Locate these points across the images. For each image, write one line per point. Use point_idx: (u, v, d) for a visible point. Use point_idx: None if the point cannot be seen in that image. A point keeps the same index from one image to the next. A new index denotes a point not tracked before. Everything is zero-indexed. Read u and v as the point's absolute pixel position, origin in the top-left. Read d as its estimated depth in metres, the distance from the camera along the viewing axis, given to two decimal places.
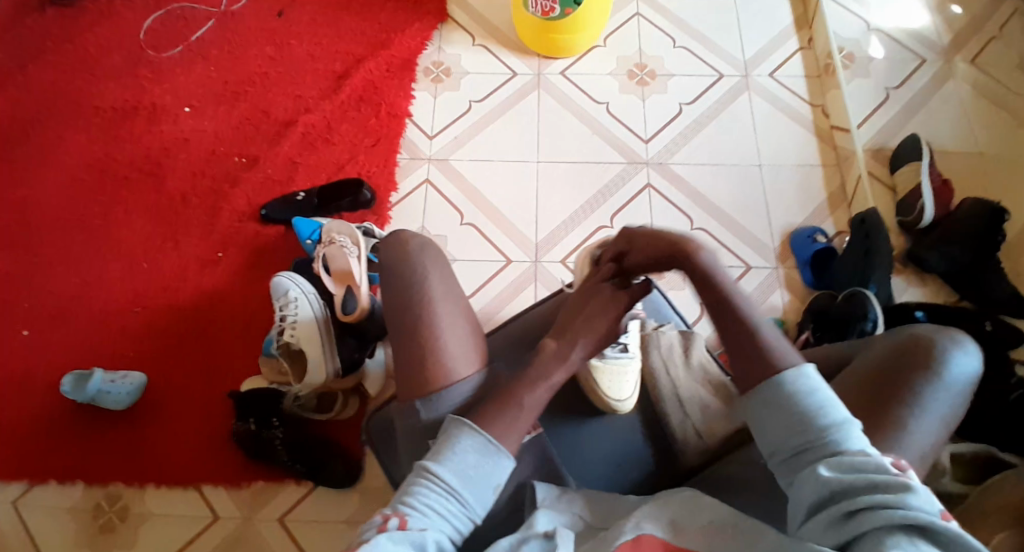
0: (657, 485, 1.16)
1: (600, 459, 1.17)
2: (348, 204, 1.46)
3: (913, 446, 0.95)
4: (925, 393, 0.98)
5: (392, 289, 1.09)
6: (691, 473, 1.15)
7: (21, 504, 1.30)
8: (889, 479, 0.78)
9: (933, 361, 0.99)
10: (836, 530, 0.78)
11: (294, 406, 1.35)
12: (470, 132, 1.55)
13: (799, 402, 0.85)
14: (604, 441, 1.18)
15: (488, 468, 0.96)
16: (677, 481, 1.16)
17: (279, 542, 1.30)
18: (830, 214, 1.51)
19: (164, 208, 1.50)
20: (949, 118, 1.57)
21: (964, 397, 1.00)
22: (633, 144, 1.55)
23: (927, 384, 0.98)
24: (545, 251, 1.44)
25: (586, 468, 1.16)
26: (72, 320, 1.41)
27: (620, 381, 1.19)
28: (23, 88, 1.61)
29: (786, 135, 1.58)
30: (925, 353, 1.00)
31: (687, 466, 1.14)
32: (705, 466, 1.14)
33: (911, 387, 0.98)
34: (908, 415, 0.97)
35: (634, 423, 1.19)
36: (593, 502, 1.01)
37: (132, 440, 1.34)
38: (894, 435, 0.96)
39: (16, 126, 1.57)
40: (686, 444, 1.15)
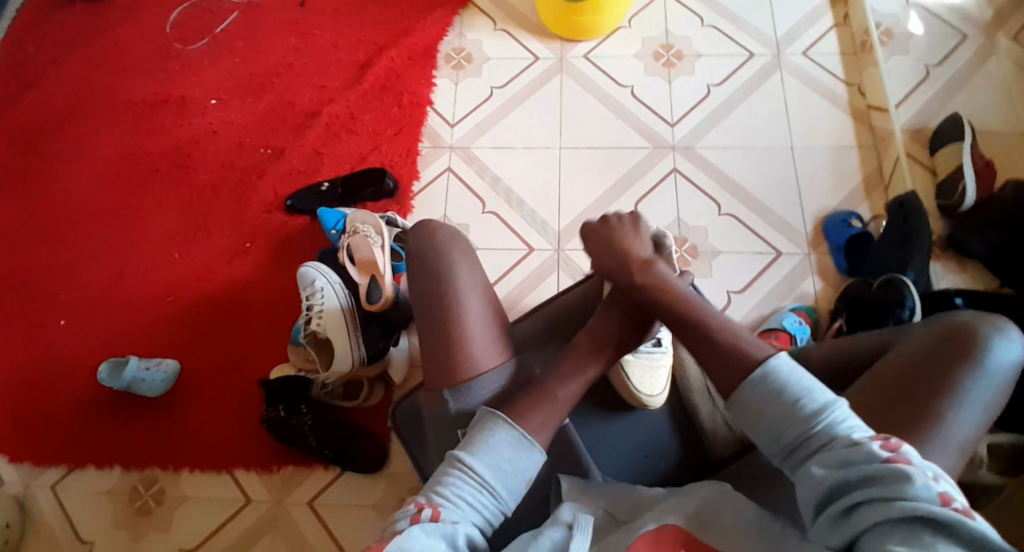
0: (683, 476, 1.15)
1: (626, 450, 1.18)
2: (371, 194, 1.47)
3: (951, 440, 0.94)
4: (966, 383, 0.96)
5: (423, 283, 1.13)
6: (722, 464, 1.13)
7: (60, 488, 1.36)
8: (879, 469, 0.77)
9: (976, 351, 0.98)
10: (840, 527, 0.78)
11: (322, 393, 1.37)
12: (492, 119, 1.54)
13: (779, 401, 0.85)
14: (631, 434, 1.19)
15: (522, 463, 0.96)
16: (704, 473, 1.14)
17: (309, 525, 1.33)
18: (866, 198, 1.47)
19: (195, 199, 1.53)
20: (992, 96, 1.50)
21: (1006, 386, 0.98)
22: (659, 129, 1.52)
23: (967, 375, 0.97)
24: (567, 239, 1.43)
25: (609, 460, 1.17)
26: (107, 309, 1.46)
27: (651, 377, 1.23)
28: (58, 84, 1.65)
29: (819, 116, 1.53)
30: (965, 342, 0.99)
31: (717, 457, 1.13)
32: (739, 455, 1.12)
33: (951, 377, 0.97)
34: (947, 407, 0.95)
35: (660, 414, 1.20)
36: (620, 497, 0.99)
37: (166, 427, 1.39)
38: (932, 427, 0.94)
39: (52, 122, 1.61)
40: (715, 435, 1.14)
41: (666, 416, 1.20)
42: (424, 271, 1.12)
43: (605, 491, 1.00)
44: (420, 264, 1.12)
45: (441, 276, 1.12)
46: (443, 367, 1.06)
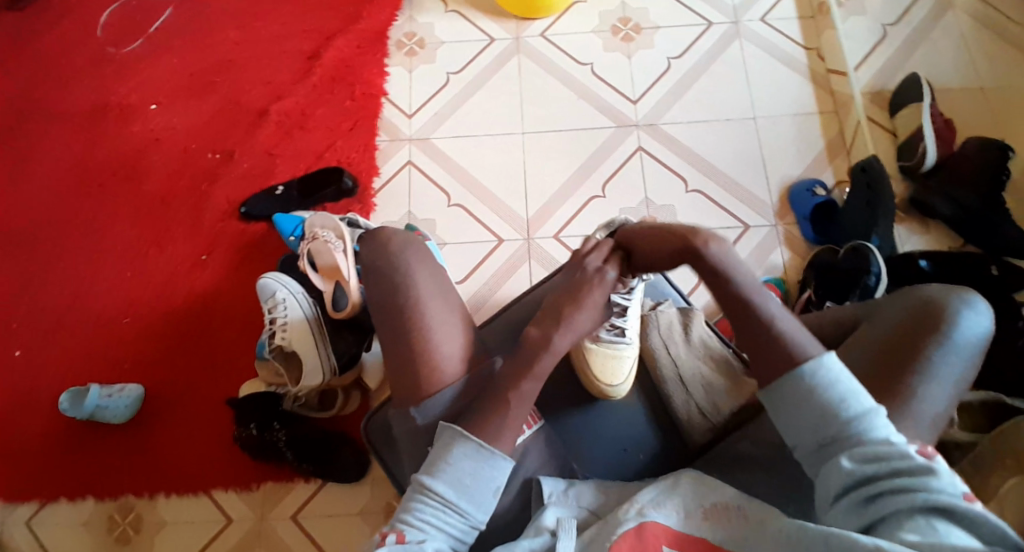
0: (665, 466, 1.14)
1: (605, 447, 1.15)
2: (331, 194, 1.41)
3: (923, 416, 0.94)
4: (935, 359, 0.96)
5: (378, 290, 1.06)
6: (702, 452, 1.13)
7: (34, 523, 1.30)
8: (912, 465, 0.80)
9: (947, 327, 0.97)
10: (859, 512, 0.82)
11: (295, 406, 1.33)
12: (451, 107, 1.48)
13: (822, 399, 0.86)
14: (606, 428, 1.17)
15: (484, 474, 0.95)
16: (687, 460, 1.14)
17: (295, 539, 1.30)
18: (830, 163, 1.46)
19: (144, 212, 1.45)
20: (948, 51, 1.50)
21: (976, 358, 0.97)
22: (622, 106, 1.48)
23: (936, 350, 0.96)
24: (537, 227, 1.40)
25: (591, 458, 1.14)
26: (63, 334, 1.38)
27: (613, 364, 1.19)
28: None
29: (782, 84, 1.51)
30: (934, 316, 0.98)
31: (696, 446, 1.13)
32: (714, 442, 1.12)
33: (921, 353, 0.96)
34: (917, 384, 0.95)
35: (636, 405, 1.19)
36: (595, 492, 0.99)
37: (139, 453, 1.33)
38: (905, 406, 0.94)
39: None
40: (690, 425, 1.13)
41: (640, 404, 1.19)
42: (380, 279, 1.05)
43: (588, 489, 1.00)
44: (376, 273, 1.04)
45: (398, 283, 1.05)
46: (407, 382, 1.03)
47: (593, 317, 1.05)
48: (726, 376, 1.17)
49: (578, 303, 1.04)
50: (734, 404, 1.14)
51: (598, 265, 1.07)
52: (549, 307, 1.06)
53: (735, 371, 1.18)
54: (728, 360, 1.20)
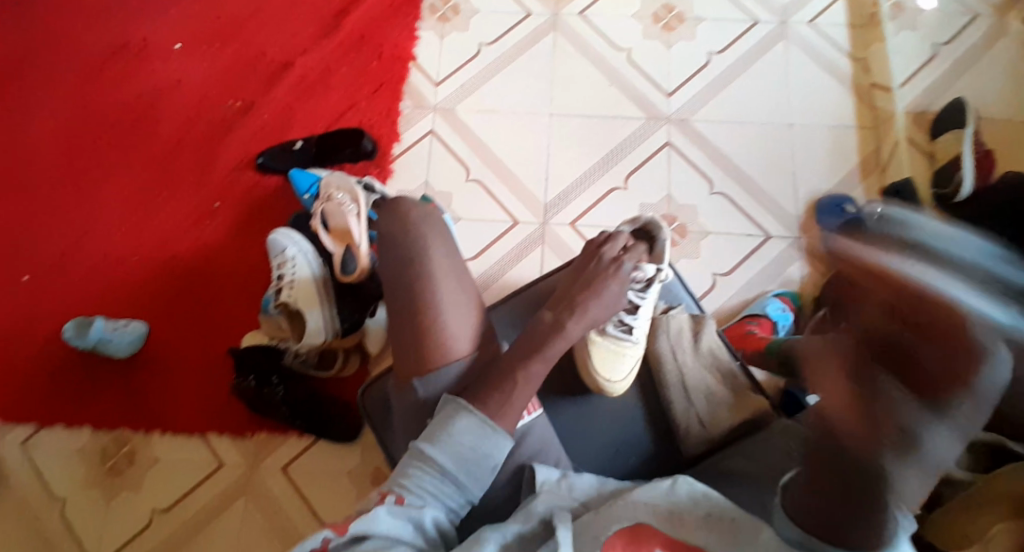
0: (656, 470, 1.14)
1: (598, 441, 1.15)
2: (349, 154, 1.41)
3: None
4: None
5: (390, 264, 1.05)
6: (694, 462, 1.14)
7: (29, 447, 1.33)
8: None
9: None
10: None
11: (296, 361, 1.34)
12: (478, 79, 1.47)
13: None
14: (602, 424, 1.16)
15: (484, 451, 0.96)
16: (679, 468, 1.14)
17: (284, 492, 1.33)
18: (861, 182, 1.42)
19: (158, 153, 1.47)
20: (993, 80, 1.46)
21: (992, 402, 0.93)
22: (654, 98, 1.46)
23: None
24: (553, 214, 1.38)
25: (581, 449, 1.14)
26: (74, 264, 1.41)
27: (615, 360, 1.17)
28: (9, 21, 1.54)
29: (820, 93, 1.47)
30: None
31: (688, 456, 1.13)
32: (708, 454, 1.13)
33: None
34: None
35: (633, 404, 1.17)
36: (592, 487, 0.97)
37: (137, 389, 1.36)
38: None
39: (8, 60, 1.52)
40: (688, 433, 1.13)
41: (637, 403, 1.18)
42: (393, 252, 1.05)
43: (583, 481, 0.97)
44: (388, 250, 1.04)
45: (410, 257, 1.04)
46: (412, 356, 1.03)
47: (607, 309, 1.10)
48: (730, 391, 1.17)
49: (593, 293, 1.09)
50: (735, 419, 1.15)
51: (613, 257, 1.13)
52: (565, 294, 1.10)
53: (740, 385, 1.18)
54: (733, 373, 1.19)
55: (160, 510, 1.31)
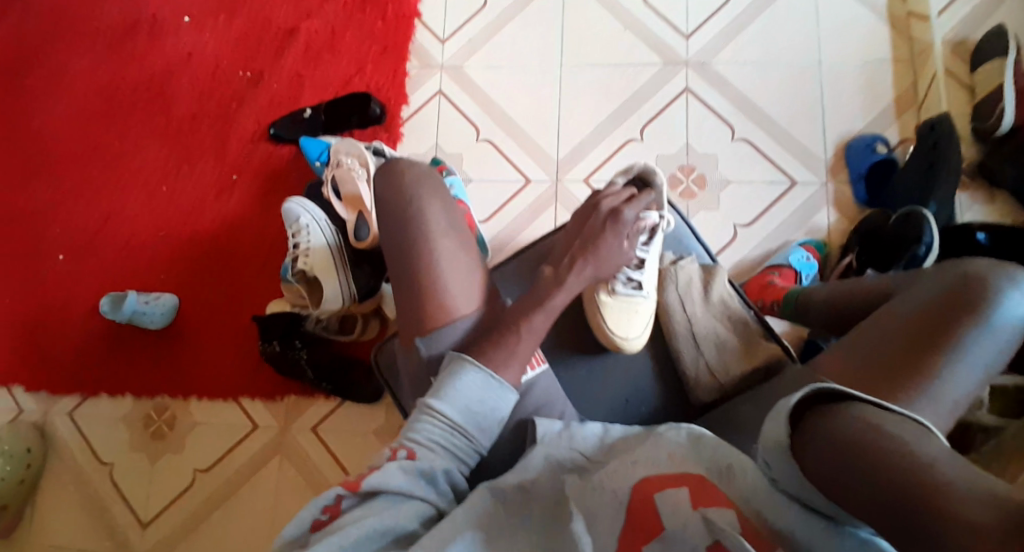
0: (666, 420, 1.14)
1: (607, 397, 1.14)
2: (357, 121, 1.42)
3: (943, 398, 0.86)
4: (966, 339, 0.88)
5: (390, 226, 1.06)
6: (705, 410, 1.12)
7: (77, 415, 1.42)
8: None
9: (982, 303, 0.88)
10: None
11: (317, 327, 1.37)
12: (486, 33, 1.46)
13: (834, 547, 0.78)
14: (610, 381, 1.15)
15: (490, 402, 0.98)
16: (689, 418, 1.14)
17: (315, 451, 1.38)
18: (895, 120, 1.35)
19: (179, 127, 1.50)
20: None
21: (1013, 343, 0.89)
22: (671, 42, 1.42)
23: (969, 329, 0.88)
24: (566, 169, 1.37)
25: (590, 407, 1.13)
26: (105, 240, 1.47)
27: (629, 318, 1.17)
28: (29, 6, 1.59)
29: (848, 27, 1.39)
30: (976, 292, 0.89)
31: (699, 403, 1.12)
32: (719, 402, 1.11)
33: (951, 331, 0.88)
34: (942, 363, 0.87)
35: (644, 361, 1.17)
36: (596, 438, 0.97)
37: (171, 359, 1.42)
38: (921, 381, 0.87)
39: (31, 45, 1.57)
40: (697, 382, 1.12)
41: (649, 360, 1.17)
42: (391, 214, 1.05)
43: (586, 431, 0.98)
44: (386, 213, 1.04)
45: (407, 218, 1.05)
46: (416, 317, 1.04)
47: (609, 262, 1.12)
48: (741, 339, 1.15)
49: (592, 248, 1.11)
50: (748, 366, 1.12)
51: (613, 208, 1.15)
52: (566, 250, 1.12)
53: (751, 332, 1.16)
54: (746, 321, 1.17)
55: (201, 470, 1.38)
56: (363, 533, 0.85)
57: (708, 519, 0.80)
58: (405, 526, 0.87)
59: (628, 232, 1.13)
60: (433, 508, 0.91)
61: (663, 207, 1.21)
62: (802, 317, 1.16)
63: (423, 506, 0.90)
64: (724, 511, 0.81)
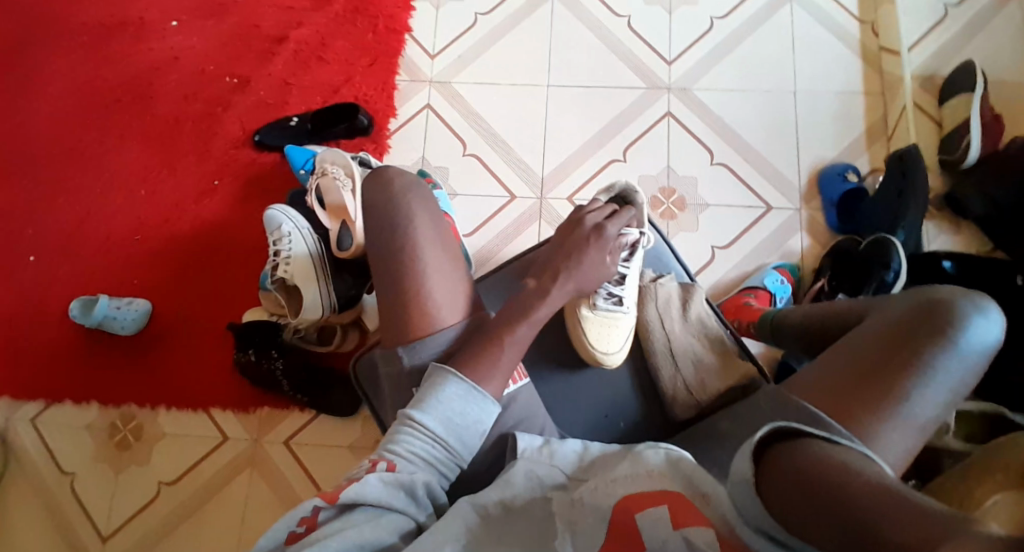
0: (645, 434, 1.14)
1: (587, 408, 1.15)
2: (344, 130, 1.43)
3: (913, 419, 0.89)
4: (936, 362, 0.90)
5: (377, 234, 1.06)
6: (683, 427, 1.13)
7: (40, 422, 1.37)
8: None
9: (951, 328, 0.91)
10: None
11: (295, 337, 1.35)
12: (475, 50, 1.49)
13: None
14: (592, 392, 1.17)
15: (472, 415, 0.98)
16: (666, 433, 1.14)
17: (287, 464, 1.35)
18: (867, 149, 1.40)
19: (160, 131, 1.48)
20: (1002, 43, 1.42)
21: (978, 368, 0.92)
22: (655, 66, 1.46)
23: (938, 353, 0.91)
24: (551, 186, 1.40)
25: (572, 418, 1.15)
26: (77, 243, 1.44)
27: (608, 333, 1.19)
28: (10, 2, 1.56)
29: (823, 58, 1.45)
30: (945, 317, 0.92)
31: (678, 420, 1.13)
32: (696, 420, 1.12)
33: (922, 355, 0.91)
34: (913, 385, 0.90)
35: (624, 376, 1.18)
36: (575, 456, 0.97)
37: (141, 366, 1.39)
38: (894, 401, 0.89)
39: (9, 41, 1.54)
40: (675, 400, 1.13)
41: (628, 376, 1.18)
42: (380, 221, 1.05)
43: (566, 448, 0.98)
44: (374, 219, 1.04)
45: (396, 225, 1.05)
46: (400, 324, 1.04)
47: (591, 276, 1.13)
48: (719, 356, 1.16)
49: (576, 261, 1.12)
50: (724, 384, 1.14)
51: (596, 223, 1.17)
52: (548, 261, 1.13)
53: (729, 351, 1.17)
54: (724, 340, 1.19)
55: (166, 482, 1.34)
56: (340, 545, 0.83)
57: (688, 539, 0.81)
58: (384, 539, 0.86)
59: (611, 248, 1.16)
60: (412, 522, 0.90)
61: (642, 224, 1.23)
62: (777, 338, 1.18)
63: (402, 519, 0.89)
64: (705, 530, 0.81)
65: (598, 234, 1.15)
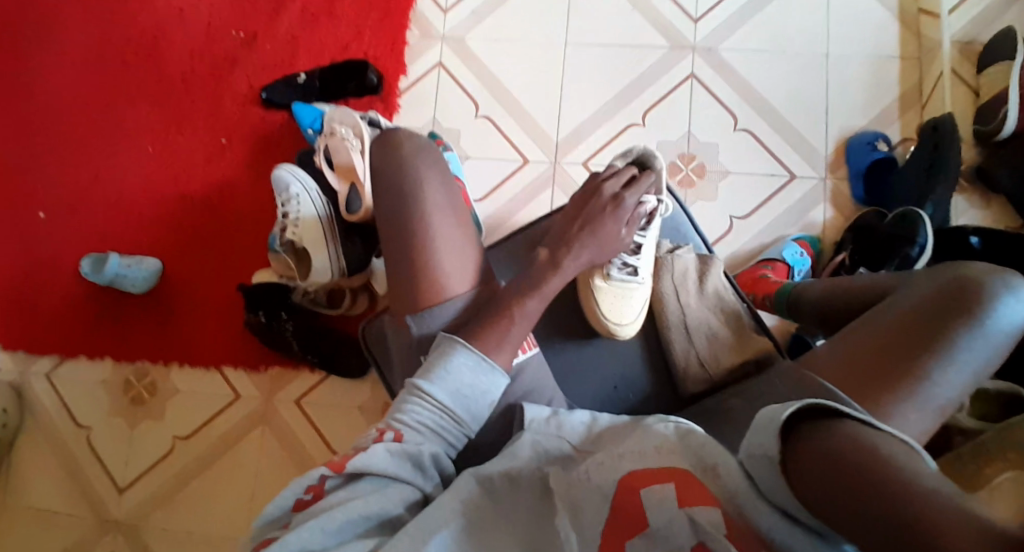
0: (653, 409, 1.12)
1: (594, 383, 1.13)
2: (354, 88, 1.39)
3: (934, 398, 0.86)
4: (959, 341, 0.87)
5: (387, 198, 1.03)
6: (692, 401, 1.11)
7: (55, 376, 1.39)
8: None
9: (978, 307, 0.88)
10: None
11: (304, 299, 1.35)
12: (489, 5, 1.42)
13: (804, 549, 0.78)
14: (601, 364, 1.14)
15: (481, 385, 0.95)
16: (675, 408, 1.12)
17: (298, 423, 1.36)
18: (899, 117, 1.33)
19: (167, 84, 1.45)
20: None
21: (1005, 348, 0.89)
22: (679, 25, 1.39)
23: (963, 331, 0.87)
24: (565, 152, 1.36)
25: (578, 391, 1.13)
26: (88, 198, 1.43)
27: (621, 305, 1.15)
28: None
29: (860, 19, 1.37)
30: (973, 295, 0.89)
31: (687, 394, 1.10)
32: (707, 394, 1.10)
33: (945, 333, 0.88)
34: (932, 364, 0.87)
35: (634, 349, 1.16)
36: (583, 427, 0.95)
37: (153, 323, 1.39)
38: (913, 383, 0.86)
39: None
40: (686, 373, 1.11)
41: (639, 349, 1.15)
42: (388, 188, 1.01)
43: (574, 419, 0.95)
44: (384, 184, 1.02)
45: (406, 192, 1.02)
46: (408, 294, 1.01)
47: (606, 247, 1.10)
48: (734, 330, 1.14)
49: (591, 230, 1.09)
50: (738, 359, 1.11)
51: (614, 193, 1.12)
52: (563, 231, 1.10)
53: (745, 326, 1.14)
54: (739, 314, 1.16)
55: (181, 437, 1.36)
56: (345, 516, 0.82)
57: (694, 519, 0.79)
58: (391, 511, 0.85)
59: (627, 218, 1.12)
60: (419, 492, 0.88)
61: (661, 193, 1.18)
62: (793, 311, 1.15)
63: (408, 490, 0.87)
64: (710, 510, 0.79)
65: (613, 203, 1.12)
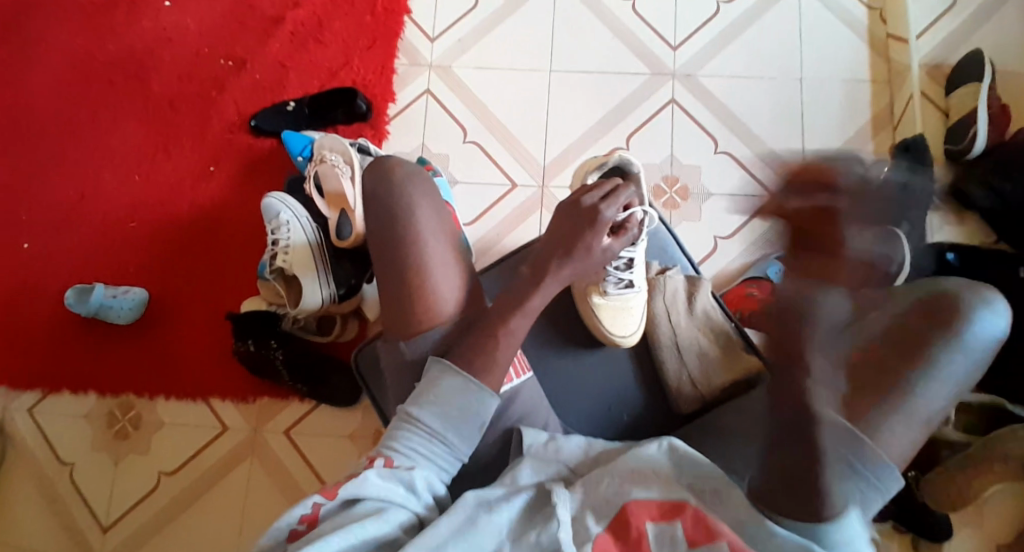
0: (646, 428, 1.11)
1: (590, 398, 1.12)
2: (343, 115, 1.41)
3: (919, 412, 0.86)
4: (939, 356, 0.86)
5: (377, 222, 1.02)
6: (685, 420, 1.11)
7: (36, 412, 1.36)
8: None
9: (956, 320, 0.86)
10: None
11: (294, 327, 1.34)
12: (475, 34, 1.46)
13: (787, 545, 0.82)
14: (597, 381, 1.14)
15: (471, 409, 0.94)
16: (670, 425, 1.11)
17: (287, 453, 1.34)
18: (872, 138, 1.38)
19: (154, 113, 1.45)
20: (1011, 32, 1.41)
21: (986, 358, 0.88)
22: (660, 51, 1.44)
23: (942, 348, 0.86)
24: (553, 174, 1.38)
25: (573, 411, 1.12)
26: (71, 228, 1.42)
27: (623, 318, 1.17)
28: None
29: (831, 44, 1.43)
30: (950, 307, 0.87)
31: (680, 413, 1.10)
32: (700, 413, 1.10)
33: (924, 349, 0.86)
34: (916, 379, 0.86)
35: (626, 365, 1.15)
36: (579, 450, 0.95)
37: (138, 353, 1.37)
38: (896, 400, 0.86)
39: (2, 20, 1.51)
40: (679, 393, 1.10)
41: (630, 365, 1.15)
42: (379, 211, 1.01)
43: (571, 445, 0.95)
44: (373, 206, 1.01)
45: (395, 214, 1.01)
46: (401, 316, 1.01)
47: (588, 266, 1.05)
48: (723, 349, 1.14)
49: (570, 249, 1.03)
50: (727, 377, 1.11)
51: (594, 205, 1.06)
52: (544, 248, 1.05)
53: (734, 345, 1.15)
54: (728, 333, 1.16)
55: (167, 472, 1.33)
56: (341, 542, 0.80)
57: None
58: (389, 532, 0.83)
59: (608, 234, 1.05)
60: (413, 516, 0.87)
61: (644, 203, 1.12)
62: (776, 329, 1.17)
63: (403, 513, 0.86)
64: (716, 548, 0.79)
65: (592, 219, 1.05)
